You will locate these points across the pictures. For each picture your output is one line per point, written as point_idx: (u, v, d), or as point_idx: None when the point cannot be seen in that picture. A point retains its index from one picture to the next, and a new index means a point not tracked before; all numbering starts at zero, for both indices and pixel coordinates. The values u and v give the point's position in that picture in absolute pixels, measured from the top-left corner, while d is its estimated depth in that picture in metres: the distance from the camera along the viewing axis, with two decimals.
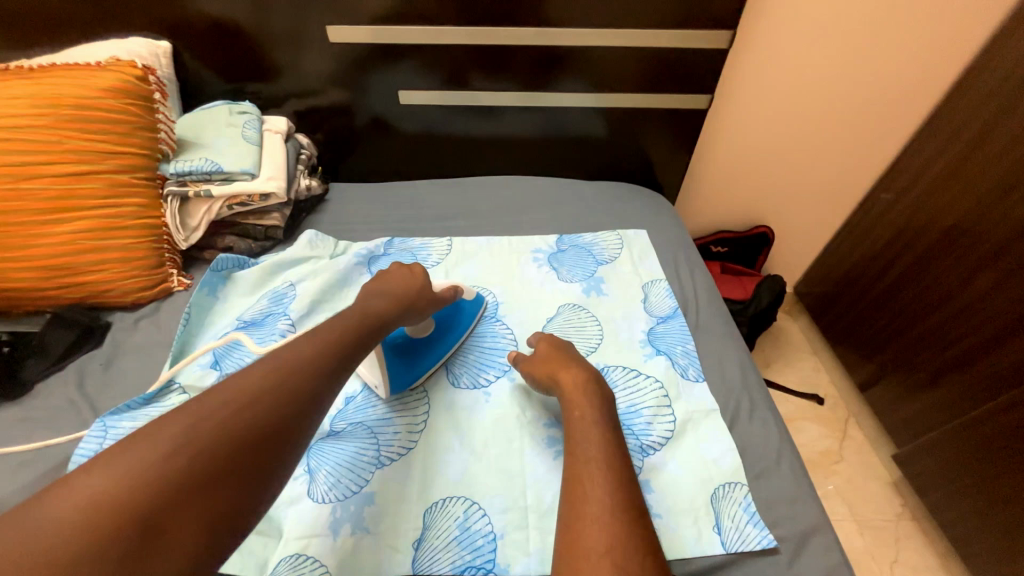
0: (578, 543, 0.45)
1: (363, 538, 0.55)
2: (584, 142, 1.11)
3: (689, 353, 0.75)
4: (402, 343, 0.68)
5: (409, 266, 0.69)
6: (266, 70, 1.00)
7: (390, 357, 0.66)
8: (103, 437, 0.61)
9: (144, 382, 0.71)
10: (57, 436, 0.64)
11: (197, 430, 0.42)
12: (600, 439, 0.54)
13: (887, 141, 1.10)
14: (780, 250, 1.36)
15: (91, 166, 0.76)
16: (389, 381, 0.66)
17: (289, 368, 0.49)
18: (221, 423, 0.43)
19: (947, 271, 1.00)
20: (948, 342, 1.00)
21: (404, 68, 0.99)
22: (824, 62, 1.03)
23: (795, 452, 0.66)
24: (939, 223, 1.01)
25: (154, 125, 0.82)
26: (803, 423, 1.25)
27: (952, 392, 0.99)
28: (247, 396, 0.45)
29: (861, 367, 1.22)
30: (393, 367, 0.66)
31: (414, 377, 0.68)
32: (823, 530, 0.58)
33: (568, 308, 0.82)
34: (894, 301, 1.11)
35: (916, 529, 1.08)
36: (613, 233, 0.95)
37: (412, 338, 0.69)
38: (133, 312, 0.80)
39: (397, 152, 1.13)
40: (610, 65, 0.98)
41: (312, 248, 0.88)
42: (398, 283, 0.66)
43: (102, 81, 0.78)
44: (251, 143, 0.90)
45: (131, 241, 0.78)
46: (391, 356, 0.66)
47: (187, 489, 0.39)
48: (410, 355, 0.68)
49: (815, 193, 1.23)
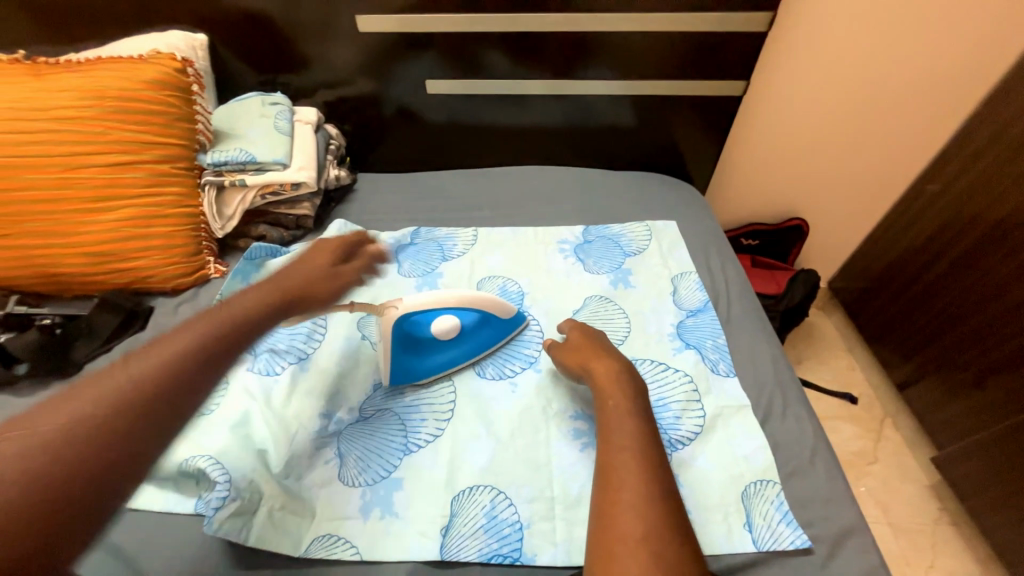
0: (612, 531, 0.46)
1: (392, 522, 0.57)
2: (612, 131, 1.09)
3: (720, 348, 0.74)
4: (416, 338, 0.67)
5: (311, 257, 0.65)
6: (295, 61, 1.02)
7: (394, 348, 0.66)
8: None
9: None
10: None
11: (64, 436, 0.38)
12: (633, 429, 0.54)
13: (935, 128, 1.04)
14: (816, 243, 1.31)
15: (133, 156, 0.79)
16: (388, 373, 0.67)
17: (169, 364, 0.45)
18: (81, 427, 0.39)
19: (998, 266, 0.94)
20: (996, 341, 0.94)
21: (428, 57, 0.99)
22: (870, 45, 0.97)
23: (832, 451, 0.64)
24: (991, 215, 0.95)
25: (191, 116, 0.85)
26: (836, 422, 1.21)
27: (999, 394, 0.94)
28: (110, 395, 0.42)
29: (899, 366, 1.17)
30: (398, 361, 0.67)
31: (422, 368, 0.68)
32: (861, 532, 0.57)
33: (594, 299, 0.81)
34: (938, 297, 1.06)
35: (955, 535, 1.04)
36: (641, 224, 0.93)
37: (425, 334, 0.67)
38: (174, 297, 0.83)
39: (423, 142, 1.13)
40: (640, 51, 0.95)
41: (341, 238, 0.90)
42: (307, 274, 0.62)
43: (144, 73, 0.80)
44: (283, 134, 0.92)
45: (172, 228, 0.81)
46: (395, 347, 0.66)
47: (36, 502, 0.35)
48: (418, 351, 0.67)
49: (855, 184, 1.17)
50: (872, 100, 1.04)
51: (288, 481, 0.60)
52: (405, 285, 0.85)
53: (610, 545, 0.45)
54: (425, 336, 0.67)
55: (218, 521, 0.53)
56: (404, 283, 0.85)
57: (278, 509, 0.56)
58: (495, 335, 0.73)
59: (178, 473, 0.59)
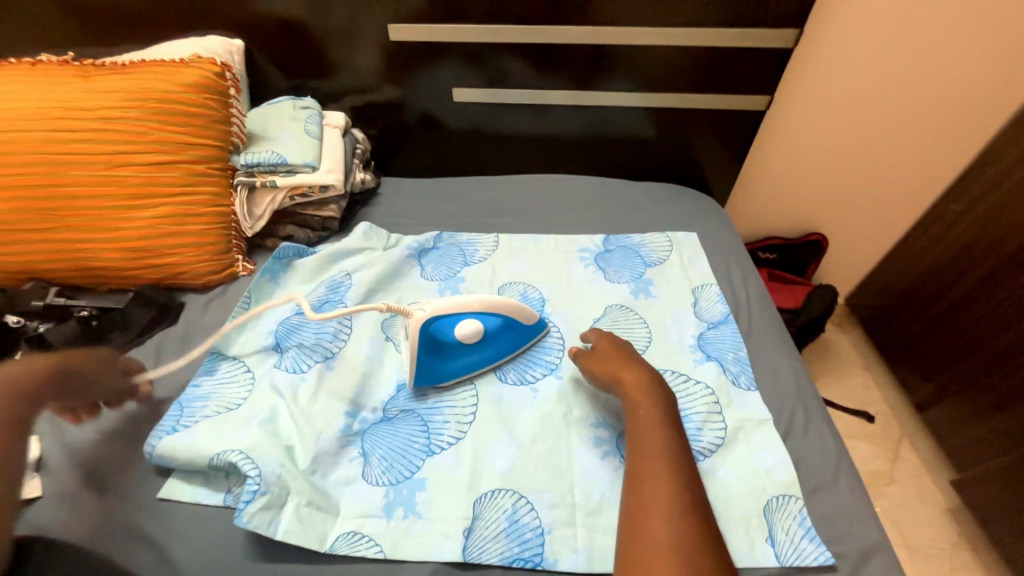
0: (643, 536, 0.47)
1: (414, 522, 0.57)
2: (632, 142, 1.10)
3: (741, 360, 0.74)
4: (442, 340, 0.68)
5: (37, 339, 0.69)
6: (325, 67, 1.05)
7: (420, 351, 0.67)
8: (178, 417, 0.65)
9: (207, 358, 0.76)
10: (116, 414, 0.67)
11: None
12: (664, 439, 0.55)
13: (960, 147, 1.04)
14: (835, 258, 1.30)
15: (173, 156, 0.81)
16: (414, 374, 0.68)
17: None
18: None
19: (1022, 287, 0.93)
20: (1019, 363, 0.93)
21: (454, 66, 1.01)
22: (894, 63, 0.98)
23: (855, 468, 0.63)
24: (1017, 236, 0.94)
25: (228, 118, 0.88)
26: (853, 440, 1.19)
27: (1021, 417, 0.92)
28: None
29: (918, 386, 1.15)
30: (423, 362, 0.68)
31: (443, 372, 0.69)
32: (885, 551, 0.56)
33: (615, 308, 0.82)
34: (960, 317, 1.05)
35: (974, 560, 1.02)
36: (662, 235, 0.94)
37: (448, 338, 0.68)
38: (204, 293, 0.86)
39: (444, 147, 1.15)
40: (663, 63, 0.96)
41: (367, 240, 0.92)
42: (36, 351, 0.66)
43: (186, 76, 0.83)
44: (313, 137, 0.94)
45: (205, 227, 0.83)
46: (421, 351, 0.67)
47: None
48: (445, 353, 0.69)
49: (877, 200, 1.17)
50: (896, 118, 1.04)
51: (314, 478, 0.61)
52: (427, 289, 0.87)
53: (639, 551, 0.46)
54: (450, 340, 0.68)
55: (249, 514, 0.55)
56: (427, 287, 0.87)
57: (305, 505, 0.58)
58: (516, 340, 0.73)
59: (207, 467, 0.60)
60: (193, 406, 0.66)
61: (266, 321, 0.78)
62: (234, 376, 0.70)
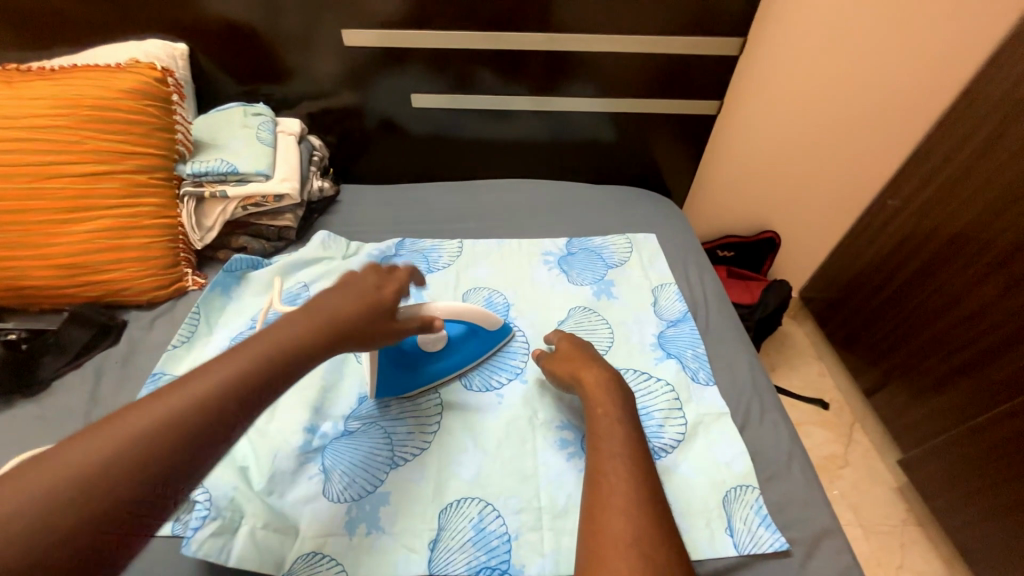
0: (606, 533, 0.47)
1: (378, 538, 0.56)
2: (594, 145, 1.12)
3: (699, 357, 0.76)
4: (401, 354, 0.66)
5: (376, 285, 0.60)
6: (279, 72, 1.01)
7: (385, 364, 0.65)
8: None
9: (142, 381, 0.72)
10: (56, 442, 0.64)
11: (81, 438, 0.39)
12: (624, 437, 0.55)
13: (893, 148, 1.11)
14: (787, 255, 1.37)
15: (110, 166, 0.77)
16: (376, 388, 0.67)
17: (214, 401, 0.43)
18: (107, 453, 0.38)
19: (955, 275, 1.00)
20: (955, 347, 1.00)
21: (413, 71, 1.00)
22: (832, 70, 1.04)
23: (807, 456, 0.66)
24: (946, 229, 1.02)
25: (171, 126, 0.83)
26: (810, 427, 1.25)
27: (958, 397, 0.99)
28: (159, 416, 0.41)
29: (866, 372, 1.22)
30: (384, 375, 0.66)
31: (408, 383, 0.68)
32: (835, 533, 0.59)
33: (578, 310, 0.83)
34: (900, 306, 1.12)
35: (922, 535, 1.08)
36: (623, 237, 0.96)
37: (416, 349, 0.67)
38: (149, 310, 0.81)
39: (406, 153, 1.14)
40: (620, 70, 0.99)
41: (325, 249, 0.89)
42: (356, 305, 0.56)
43: (122, 82, 0.79)
44: (265, 145, 0.91)
45: (148, 240, 0.79)
46: (385, 363, 0.65)
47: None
48: (404, 365, 0.67)
49: (822, 199, 1.23)
50: (836, 121, 1.10)
51: (271, 498, 0.58)
52: None
53: (601, 549, 0.46)
54: (411, 353, 0.67)
55: (198, 542, 0.52)
56: None
57: (262, 528, 0.55)
58: (479, 347, 0.73)
59: None
60: None
61: (218, 338, 0.76)
62: None
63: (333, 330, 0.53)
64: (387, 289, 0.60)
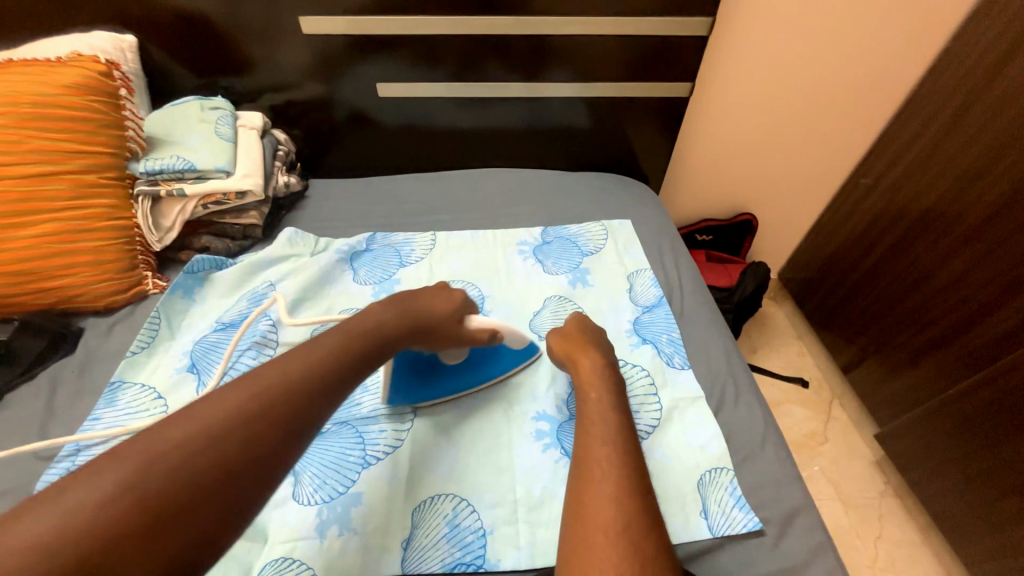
0: (590, 520, 0.46)
1: (349, 539, 0.55)
2: (568, 132, 1.10)
3: (675, 341, 0.76)
4: (425, 360, 0.64)
5: (448, 292, 0.66)
6: (239, 64, 0.97)
7: (402, 371, 0.63)
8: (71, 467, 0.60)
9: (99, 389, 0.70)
10: (10, 456, 0.62)
11: (181, 423, 0.40)
12: (605, 424, 0.55)
13: (866, 127, 1.12)
14: (764, 237, 1.37)
15: (55, 166, 0.73)
16: (388, 391, 0.64)
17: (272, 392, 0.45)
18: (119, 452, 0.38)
19: (926, 251, 1.01)
20: (927, 321, 1.02)
21: (382, 60, 0.97)
22: (807, 47, 1.02)
23: (780, 435, 0.67)
24: (917, 206, 1.03)
25: (121, 122, 0.80)
26: (790, 406, 1.27)
27: (931, 370, 1.01)
28: (251, 403, 0.43)
29: (844, 350, 1.24)
30: (399, 377, 0.64)
31: (419, 395, 0.65)
32: (808, 510, 0.59)
33: (554, 300, 0.82)
34: (874, 284, 1.14)
35: (899, 505, 1.11)
36: (598, 224, 0.95)
37: (441, 361, 0.65)
38: (107, 316, 0.78)
39: (378, 145, 1.11)
40: (594, 54, 0.97)
41: (292, 247, 0.87)
42: (433, 306, 0.62)
43: (64, 77, 0.75)
44: (225, 140, 0.88)
45: (102, 243, 0.75)
46: (403, 370, 0.63)
47: (120, 526, 0.34)
48: (425, 372, 0.65)
49: (797, 180, 1.24)
50: (810, 100, 1.10)
51: None
52: (361, 294, 0.83)
53: (584, 535, 0.45)
54: (437, 361, 0.65)
55: None
56: (361, 292, 0.83)
57: None
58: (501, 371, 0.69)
59: None
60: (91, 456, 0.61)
61: (182, 341, 0.74)
62: (142, 407, 0.66)
63: (411, 327, 0.59)
64: (457, 296, 0.66)
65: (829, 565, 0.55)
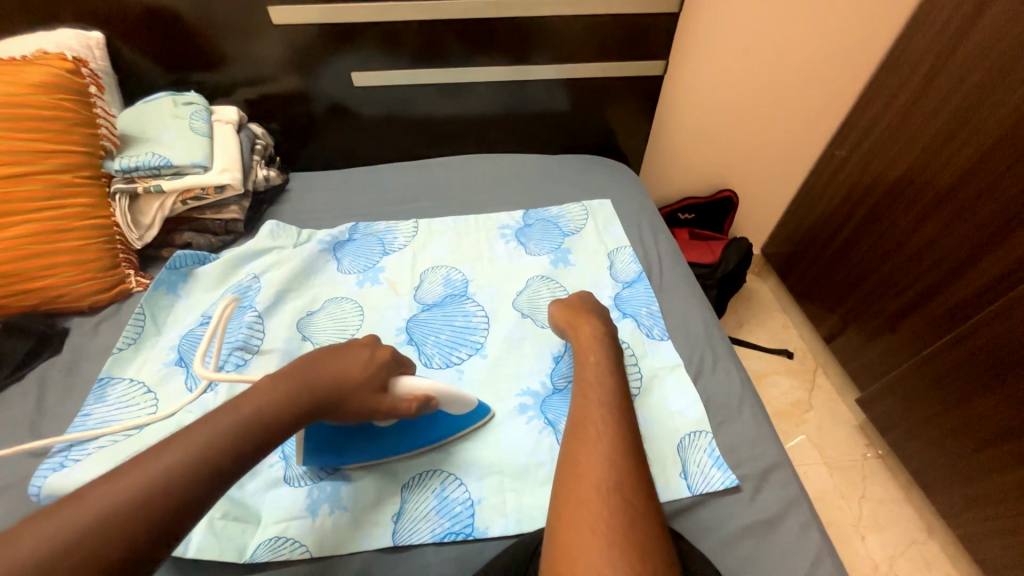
0: (584, 477, 0.48)
1: (341, 516, 0.57)
2: (547, 116, 1.10)
3: (654, 314, 0.78)
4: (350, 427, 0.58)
5: (370, 350, 0.59)
6: (211, 58, 0.97)
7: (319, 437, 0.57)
8: (63, 461, 0.60)
9: (86, 387, 0.70)
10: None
11: None
12: (596, 390, 0.56)
13: (842, 97, 1.14)
14: (745, 213, 1.40)
15: (28, 167, 0.72)
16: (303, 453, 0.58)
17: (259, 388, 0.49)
18: None
19: (900, 216, 1.03)
20: (902, 287, 1.04)
21: (355, 50, 0.96)
22: (781, 19, 1.02)
23: (757, 398, 0.69)
24: (890, 173, 1.05)
25: (93, 120, 0.80)
26: (774, 377, 1.30)
27: (909, 333, 1.04)
28: None
29: (826, 320, 1.26)
30: (315, 443, 0.58)
31: (337, 460, 0.59)
32: (783, 466, 0.62)
33: (537, 280, 0.84)
34: (850, 254, 1.17)
35: (882, 467, 1.15)
36: (578, 204, 0.96)
37: (368, 428, 0.58)
38: (92, 315, 0.78)
39: (359, 136, 1.11)
40: (568, 33, 0.96)
41: (274, 239, 0.87)
42: (344, 370, 0.55)
43: (30, 76, 0.75)
44: (200, 134, 0.87)
45: (79, 242, 0.75)
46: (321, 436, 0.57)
47: None
48: (348, 437, 0.58)
49: (777, 155, 1.26)
50: (785, 73, 1.10)
51: (231, 490, 0.58)
52: (345, 283, 0.84)
53: (578, 491, 0.47)
54: (369, 428, 0.58)
55: None
56: (344, 280, 0.84)
57: (220, 518, 0.55)
58: (442, 433, 0.61)
59: None
60: (83, 449, 0.62)
61: (169, 336, 0.75)
62: (134, 401, 0.67)
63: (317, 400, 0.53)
64: (381, 356, 0.59)
65: (802, 516, 0.58)
